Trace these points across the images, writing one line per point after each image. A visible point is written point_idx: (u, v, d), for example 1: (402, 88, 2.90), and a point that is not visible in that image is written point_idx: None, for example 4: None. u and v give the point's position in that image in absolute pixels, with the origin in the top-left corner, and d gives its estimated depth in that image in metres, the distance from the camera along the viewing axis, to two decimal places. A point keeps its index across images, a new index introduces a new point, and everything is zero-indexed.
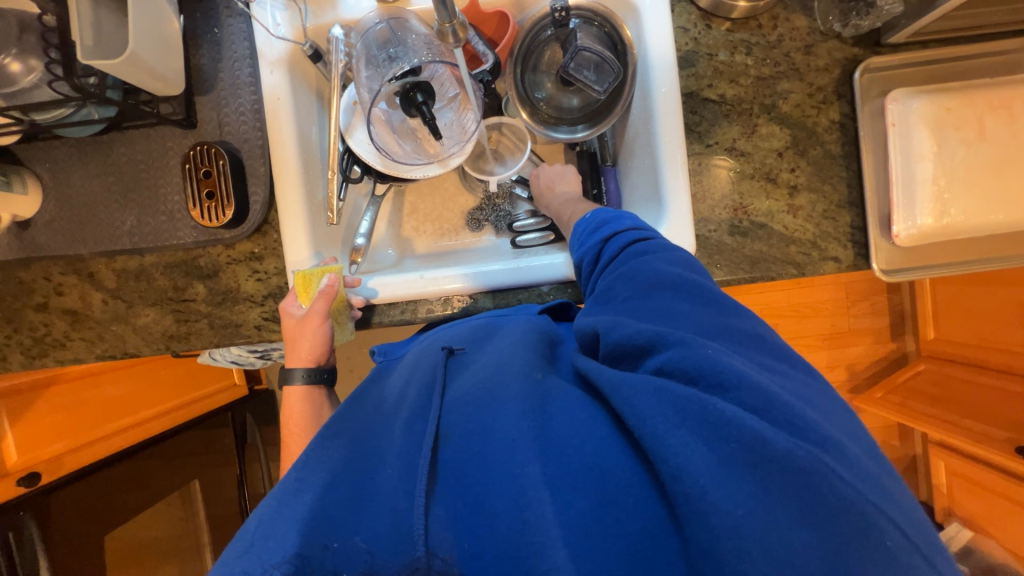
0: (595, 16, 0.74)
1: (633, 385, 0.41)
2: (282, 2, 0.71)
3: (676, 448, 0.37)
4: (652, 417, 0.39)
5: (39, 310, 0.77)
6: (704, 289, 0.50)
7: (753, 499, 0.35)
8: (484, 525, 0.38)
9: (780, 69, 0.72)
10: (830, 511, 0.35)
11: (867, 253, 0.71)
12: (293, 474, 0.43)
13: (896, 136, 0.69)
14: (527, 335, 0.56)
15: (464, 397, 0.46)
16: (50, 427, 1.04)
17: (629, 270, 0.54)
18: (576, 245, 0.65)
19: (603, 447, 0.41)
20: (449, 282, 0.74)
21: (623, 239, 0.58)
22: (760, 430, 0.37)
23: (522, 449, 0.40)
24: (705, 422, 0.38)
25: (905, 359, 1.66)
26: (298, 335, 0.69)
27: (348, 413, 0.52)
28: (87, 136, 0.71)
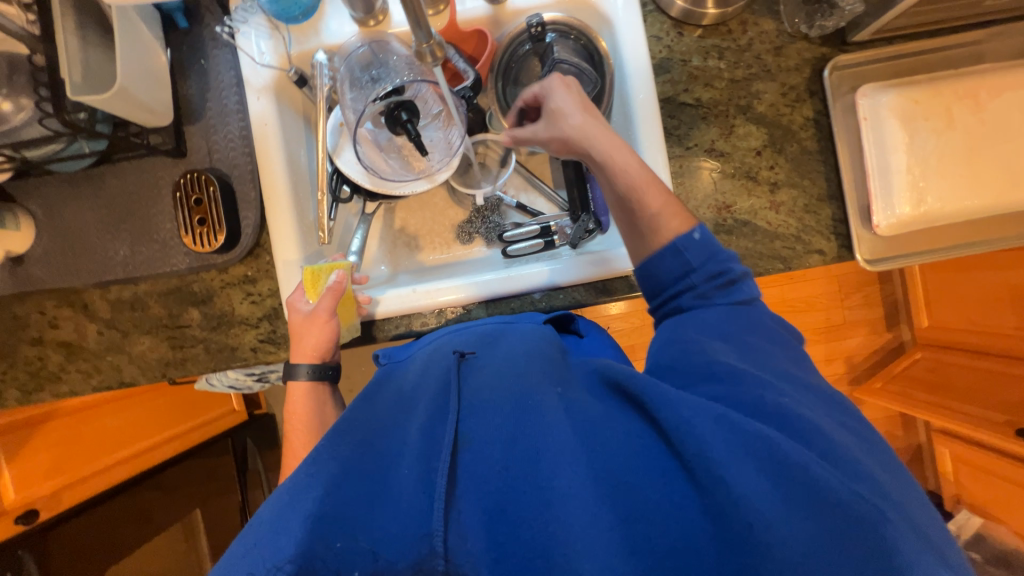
0: (571, 30, 0.75)
1: (691, 406, 0.42)
2: (266, 30, 0.73)
3: (719, 464, 0.38)
4: (710, 440, 0.39)
5: (33, 343, 0.77)
6: (786, 343, 0.52)
7: (796, 523, 0.37)
8: (510, 532, 0.39)
9: (752, 71, 0.74)
10: (863, 533, 0.37)
11: (851, 245, 0.72)
12: (303, 470, 0.44)
13: (869, 129, 0.71)
14: (541, 346, 0.56)
15: (498, 405, 0.46)
16: (46, 463, 1.03)
17: (726, 313, 0.52)
18: (679, 262, 0.55)
19: (638, 457, 0.42)
20: (442, 295, 0.75)
21: (746, 290, 0.55)
22: (826, 473, 0.38)
23: (554, 460, 0.41)
24: (750, 443, 0.40)
25: (902, 348, 1.67)
26: (305, 331, 0.68)
27: (359, 415, 0.51)
28: (78, 170, 0.73)
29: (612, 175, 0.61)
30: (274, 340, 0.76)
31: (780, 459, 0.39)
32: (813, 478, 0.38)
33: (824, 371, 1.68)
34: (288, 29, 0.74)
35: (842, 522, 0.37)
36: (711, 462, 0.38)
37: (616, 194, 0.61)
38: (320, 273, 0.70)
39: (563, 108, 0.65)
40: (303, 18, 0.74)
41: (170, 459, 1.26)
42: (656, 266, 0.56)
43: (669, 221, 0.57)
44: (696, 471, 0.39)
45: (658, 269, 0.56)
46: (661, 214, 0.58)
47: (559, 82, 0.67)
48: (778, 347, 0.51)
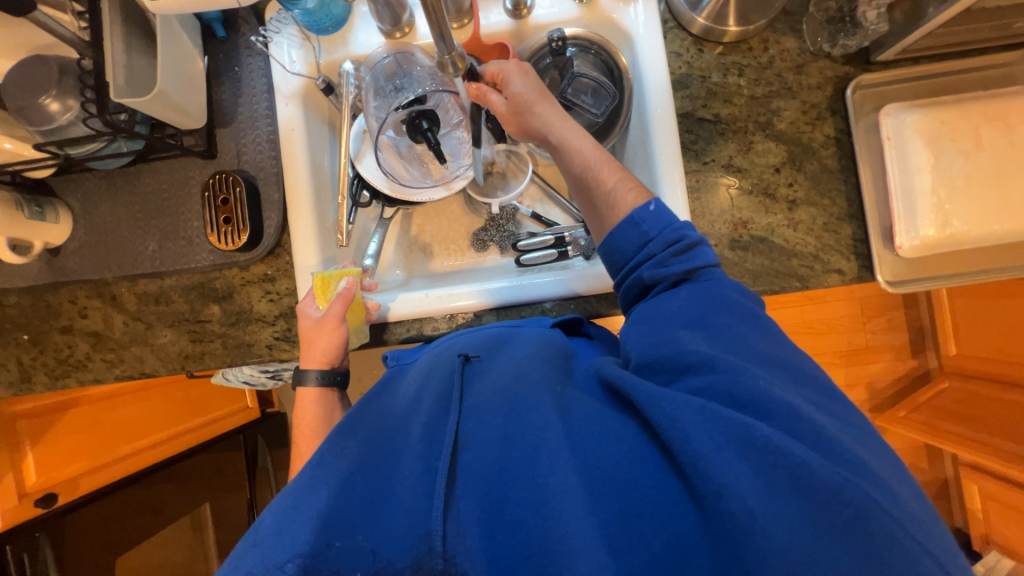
0: (590, 45, 0.78)
1: (675, 402, 0.42)
2: (298, 41, 0.76)
3: (705, 462, 0.38)
4: (695, 435, 0.39)
5: (63, 332, 0.80)
6: (760, 320, 0.50)
7: (785, 515, 0.36)
8: (507, 529, 0.40)
9: (773, 89, 0.74)
10: (860, 532, 0.36)
11: (871, 265, 0.71)
12: (308, 471, 0.45)
13: (892, 149, 0.70)
14: (544, 349, 0.56)
15: (495, 405, 0.48)
16: (67, 448, 1.06)
17: (690, 292, 0.52)
18: (637, 234, 0.56)
19: (631, 454, 0.42)
20: (455, 300, 0.76)
21: (704, 256, 0.54)
22: (805, 457, 0.38)
23: (549, 457, 0.42)
24: (739, 442, 0.39)
25: (928, 376, 1.61)
26: (315, 337, 0.69)
27: (362, 413, 0.52)
28: (115, 168, 0.76)
29: (569, 159, 0.63)
30: (289, 339, 0.78)
31: (762, 449, 0.38)
32: (808, 473, 0.37)
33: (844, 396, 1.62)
34: (318, 39, 0.77)
35: (841, 529, 0.36)
36: (698, 460, 0.38)
37: (573, 177, 0.64)
38: (330, 279, 0.71)
39: (521, 95, 0.65)
40: (333, 29, 0.77)
41: (184, 452, 1.30)
42: (616, 241, 0.57)
43: (625, 196, 0.59)
44: (685, 469, 0.39)
45: (619, 242, 0.57)
46: (618, 187, 0.60)
47: (516, 67, 0.67)
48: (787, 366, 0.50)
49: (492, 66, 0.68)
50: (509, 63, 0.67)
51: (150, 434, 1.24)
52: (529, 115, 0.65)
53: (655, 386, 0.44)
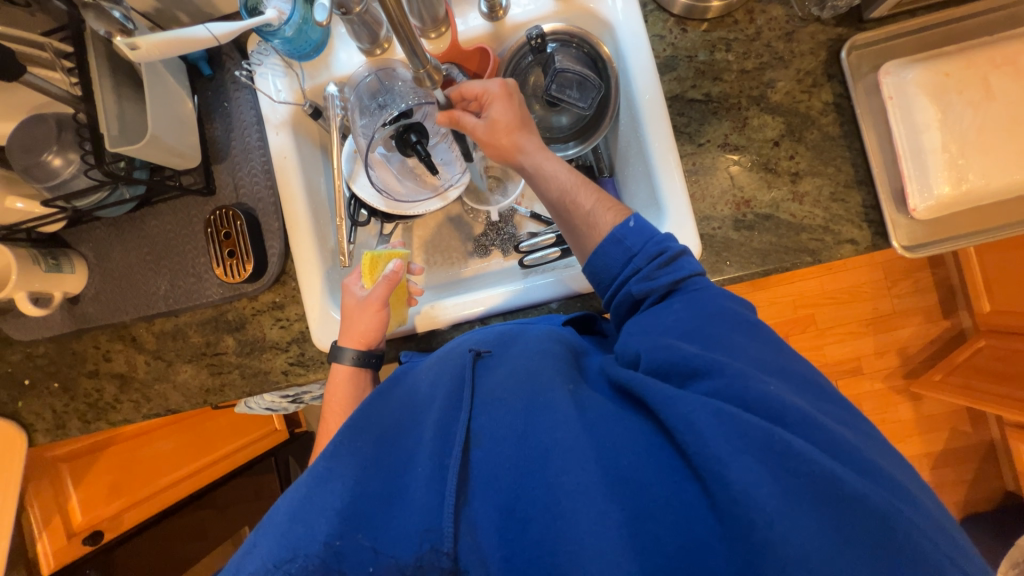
0: (571, 39, 0.76)
1: (689, 404, 0.41)
2: (281, 69, 0.77)
3: (719, 460, 0.37)
4: (710, 437, 0.38)
5: (91, 376, 0.83)
6: (758, 327, 0.49)
7: (803, 522, 0.35)
8: (520, 529, 0.40)
9: (763, 60, 0.72)
10: (876, 530, 0.36)
11: (885, 231, 0.68)
12: (323, 461, 0.46)
13: (896, 108, 0.67)
14: (551, 346, 0.55)
15: (508, 402, 0.48)
16: (107, 486, 1.12)
17: (686, 299, 0.52)
18: (620, 250, 0.56)
19: (643, 454, 0.42)
20: (463, 309, 0.76)
21: (689, 266, 0.55)
22: (831, 468, 0.37)
23: (560, 457, 0.42)
24: (752, 443, 0.38)
25: (963, 335, 1.54)
26: (356, 315, 0.70)
27: (373, 411, 0.52)
28: (123, 214, 0.79)
29: (546, 183, 0.64)
30: (304, 363, 0.79)
31: (779, 451, 0.38)
32: (827, 476, 0.37)
33: (874, 365, 1.57)
34: (301, 65, 0.78)
35: (848, 521, 0.36)
36: (708, 454, 0.38)
37: (550, 202, 0.64)
38: (375, 261, 0.72)
39: (502, 120, 0.66)
40: (314, 54, 0.77)
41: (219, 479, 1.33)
42: (601, 259, 0.57)
43: (604, 215, 0.60)
44: (697, 466, 0.39)
45: (604, 255, 0.57)
46: (596, 208, 0.61)
47: (500, 89, 0.67)
48: (793, 352, 0.49)
49: (474, 86, 0.68)
50: (492, 85, 0.68)
51: (186, 465, 1.28)
52: (504, 141, 0.66)
53: (672, 388, 0.43)
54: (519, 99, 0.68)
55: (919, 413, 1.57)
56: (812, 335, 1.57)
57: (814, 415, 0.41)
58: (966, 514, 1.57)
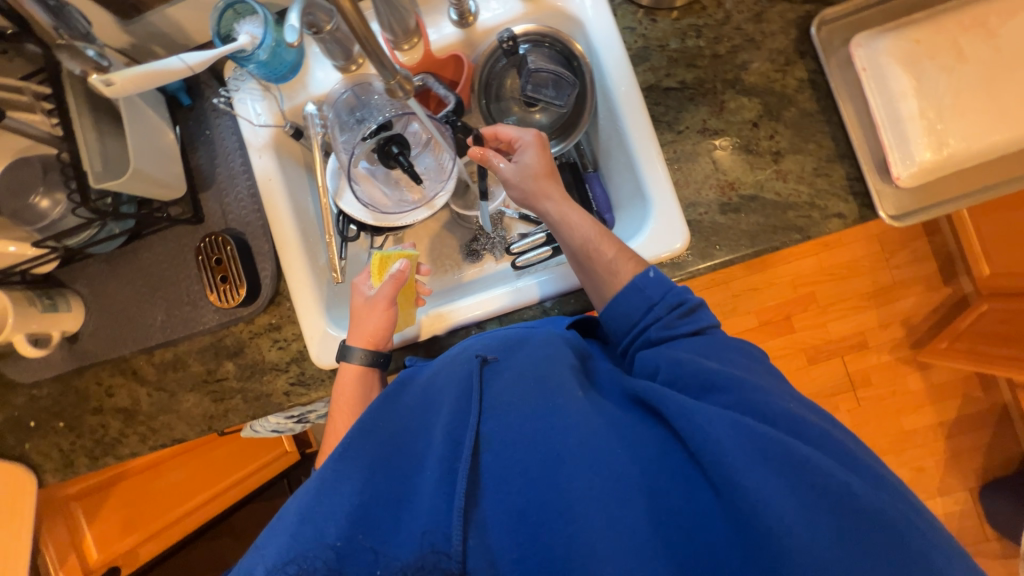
0: (543, 38, 0.76)
1: (710, 418, 0.44)
2: (259, 93, 0.78)
3: (735, 468, 0.40)
4: (730, 448, 0.41)
5: (95, 413, 0.83)
6: (758, 357, 0.56)
7: (816, 530, 0.38)
8: (532, 533, 0.42)
9: (735, 43, 0.72)
10: (879, 532, 0.39)
11: (872, 202, 0.68)
12: (330, 465, 0.46)
13: (870, 80, 0.67)
14: (556, 351, 0.54)
15: (519, 406, 0.48)
16: (120, 521, 1.15)
17: (703, 335, 0.56)
18: (641, 298, 0.59)
19: (656, 461, 0.44)
20: (469, 310, 0.75)
21: (706, 318, 0.58)
22: (841, 476, 0.41)
23: (572, 463, 0.43)
24: (766, 450, 0.41)
25: (967, 301, 1.52)
26: (363, 316, 0.71)
27: (383, 413, 0.51)
28: (115, 249, 0.79)
29: (570, 232, 0.66)
30: (305, 383, 0.79)
31: (797, 464, 0.41)
32: (835, 483, 0.40)
33: (879, 338, 1.56)
34: (278, 88, 0.78)
35: (857, 527, 0.39)
36: (725, 462, 0.41)
37: (573, 250, 0.66)
38: (384, 260, 0.72)
39: (535, 166, 0.70)
40: (291, 75, 0.78)
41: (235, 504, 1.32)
42: (620, 306, 0.60)
43: (624, 265, 0.62)
44: (711, 472, 0.42)
45: (625, 305, 0.60)
46: (618, 258, 0.62)
47: (533, 139, 0.71)
48: None
49: (511, 131, 0.73)
50: (529, 134, 0.71)
51: (199, 494, 1.27)
52: (532, 184, 0.68)
53: (690, 400, 0.46)
54: (551, 154, 0.73)
55: (929, 382, 1.56)
56: (814, 313, 1.56)
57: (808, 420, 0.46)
58: (987, 481, 1.55)
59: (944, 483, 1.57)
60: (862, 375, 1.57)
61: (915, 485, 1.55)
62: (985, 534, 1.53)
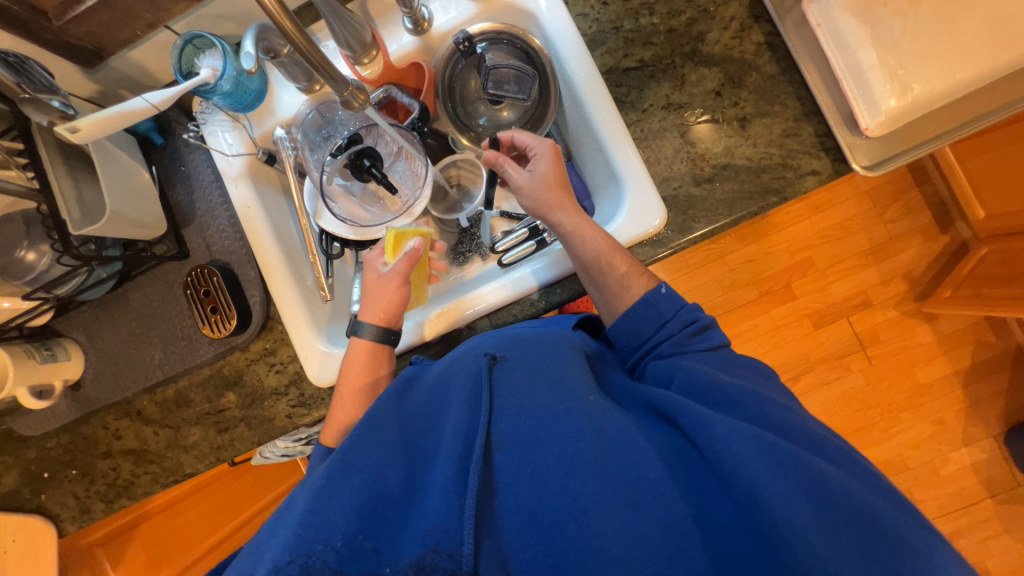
0: (499, 35, 0.77)
1: (729, 426, 0.45)
2: (228, 124, 0.79)
3: (751, 474, 0.42)
4: (754, 463, 0.43)
5: (105, 456, 0.85)
6: (764, 371, 0.59)
7: (830, 542, 0.40)
8: (544, 534, 0.43)
9: (688, 16, 0.72)
10: (886, 543, 0.41)
11: (844, 156, 0.67)
12: (338, 457, 0.46)
13: (826, 34, 0.67)
14: (569, 355, 0.56)
15: (532, 408, 0.50)
16: (146, 561, 1.22)
17: (717, 351, 0.59)
18: (653, 314, 0.62)
19: (677, 472, 0.46)
20: (489, 296, 0.75)
21: (717, 338, 0.61)
22: (853, 490, 0.43)
23: (587, 468, 0.45)
24: (780, 454, 0.44)
25: (966, 247, 1.51)
26: (376, 291, 0.70)
27: (391, 408, 0.52)
28: (106, 293, 0.81)
29: (582, 243, 0.66)
30: (306, 403, 0.80)
31: (817, 479, 0.43)
32: (848, 495, 0.42)
33: (883, 294, 1.54)
34: (246, 117, 0.80)
35: (866, 536, 0.41)
36: (741, 468, 0.43)
37: (584, 262, 0.66)
38: (399, 237, 0.72)
39: (549, 176, 0.70)
40: (257, 102, 0.79)
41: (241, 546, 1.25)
42: (633, 319, 0.63)
43: (636, 280, 0.65)
44: (725, 477, 0.44)
45: (636, 322, 0.63)
46: (629, 274, 0.65)
47: (549, 150, 0.72)
48: None
49: (526, 139, 0.73)
50: (541, 143, 0.72)
51: (219, 529, 1.25)
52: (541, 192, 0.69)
53: (707, 408, 0.48)
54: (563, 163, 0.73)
55: (939, 333, 1.54)
56: (813, 277, 1.55)
57: (814, 429, 0.49)
58: (1011, 425, 1.52)
59: (968, 434, 1.54)
60: (870, 333, 1.55)
61: (937, 438, 1.53)
62: (1016, 478, 1.50)
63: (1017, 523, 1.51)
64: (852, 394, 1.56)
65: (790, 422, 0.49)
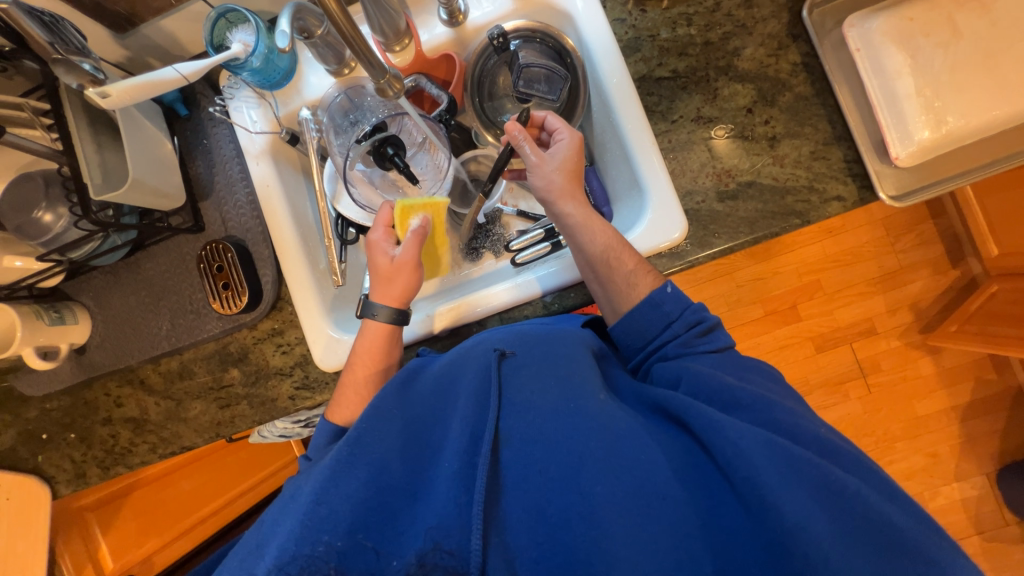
0: (533, 34, 0.76)
1: (741, 432, 0.45)
2: (254, 100, 0.79)
3: (764, 483, 0.42)
4: (767, 469, 0.43)
5: (105, 423, 0.84)
6: (767, 370, 0.60)
7: (846, 555, 0.40)
8: (552, 532, 0.43)
9: (726, 30, 0.71)
10: (901, 552, 0.41)
11: (871, 183, 0.67)
12: (347, 449, 0.46)
13: (864, 59, 0.66)
14: (578, 353, 0.56)
15: (542, 407, 0.50)
16: (135, 529, 1.21)
17: (725, 355, 0.59)
18: (659, 314, 0.62)
19: (687, 476, 0.46)
20: (495, 297, 0.74)
21: (721, 338, 0.61)
22: (871, 498, 0.43)
23: (596, 468, 0.45)
24: (794, 464, 0.43)
25: (976, 283, 1.50)
26: (389, 270, 0.70)
27: (398, 399, 0.53)
28: (119, 261, 0.80)
29: (590, 238, 0.66)
30: (309, 386, 0.80)
31: (833, 488, 0.42)
32: (864, 502, 0.42)
33: (888, 323, 1.54)
34: (273, 94, 0.79)
35: (878, 542, 0.41)
36: (754, 477, 0.42)
37: (591, 255, 0.66)
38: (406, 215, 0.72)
39: (569, 164, 0.69)
40: (285, 81, 0.78)
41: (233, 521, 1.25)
42: (638, 322, 0.63)
43: (643, 278, 0.64)
44: (738, 484, 0.44)
45: (646, 322, 0.63)
46: (636, 271, 0.64)
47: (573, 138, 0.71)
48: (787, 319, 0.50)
49: (554, 123, 0.72)
50: (569, 132, 0.71)
51: (210, 502, 1.27)
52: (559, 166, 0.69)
53: (718, 413, 0.48)
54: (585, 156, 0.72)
55: (941, 366, 1.54)
56: (820, 302, 1.54)
57: (827, 436, 0.49)
58: (1005, 464, 1.52)
59: (960, 469, 1.54)
60: (872, 361, 1.55)
61: (929, 471, 1.53)
62: (1004, 517, 1.51)
63: (1001, 561, 1.51)
64: (849, 420, 1.56)
65: (799, 427, 0.49)
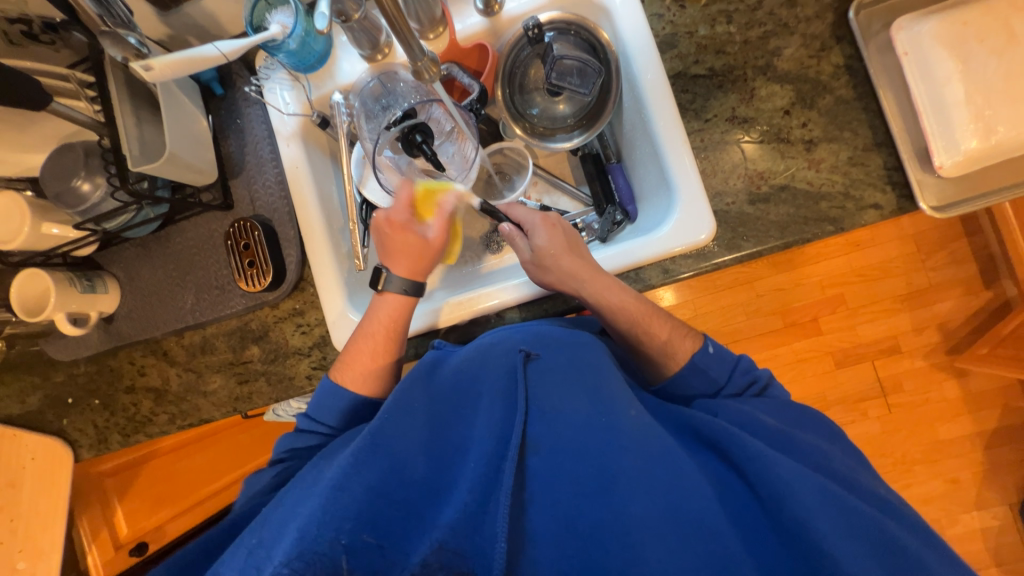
0: (568, 26, 0.75)
1: (790, 471, 0.45)
2: (288, 82, 0.79)
3: (811, 524, 0.42)
4: (818, 513, 0.42)
5: (128, 391, 0.87)
6: (816, 415, 0.61)
7: None
8: (583, 551, 0.43)
9: (767, 29, 0.70)
10: None
11: (911, 194, 0.65)
12: (371, 436, 0.48)
13: (912, 64, 0.65)
14: (605, 365, 0.57)
15: (571, 416, 0.50)
16: (150, 498, 1.26)
17: (779, 405, 0.61)
18: (707, 379, 0.63)
19: (723, 502, 0.46)
20: (509, 293, 0.73)
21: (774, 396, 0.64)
22: (917, 553, 0.43)
23: (630, 487, 0.45)
24: (846, 511, 0.43)
25: (1010, 306, 1.45)
26: (415, 246, 0.70)
27: (415, 393, 0.53)
28: (150, 233, 0.82)
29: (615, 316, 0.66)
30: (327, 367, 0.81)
31: (886, 544, 0.42)
32: (906, 551, 0.42)
33: (913, 342, 1.49)
34: (307, 77, 0.80)
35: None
36: (805, 517, 0.42)
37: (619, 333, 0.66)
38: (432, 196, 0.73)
39: (546, 249, 0.69)
40: (319, 65, 0.79)
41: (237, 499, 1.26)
42: (691, 382, 0.63)
43: (681, 345, 0.65)
44: (780, 517, 0.44)
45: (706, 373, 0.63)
46: (672, 339, 0.66)
47: (543, 221, 0.73)
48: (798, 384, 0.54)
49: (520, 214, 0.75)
50: (535, 217, 0.73)
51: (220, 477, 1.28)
52: (556, 266, 0.67)
53: (765, 447, 0.47)
54: (561, 229, 0.73)
55: (966, 390, 1.49)
56: (842, 316, 1.50)
57: (857, 477, 0.50)
58: None
59: (982, 498, 1.48)
60: (893, 380, 1.50)
61: (947, 497, 1.48)
62: None
63: None
64: (865, 439, 1.51)
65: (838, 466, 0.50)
